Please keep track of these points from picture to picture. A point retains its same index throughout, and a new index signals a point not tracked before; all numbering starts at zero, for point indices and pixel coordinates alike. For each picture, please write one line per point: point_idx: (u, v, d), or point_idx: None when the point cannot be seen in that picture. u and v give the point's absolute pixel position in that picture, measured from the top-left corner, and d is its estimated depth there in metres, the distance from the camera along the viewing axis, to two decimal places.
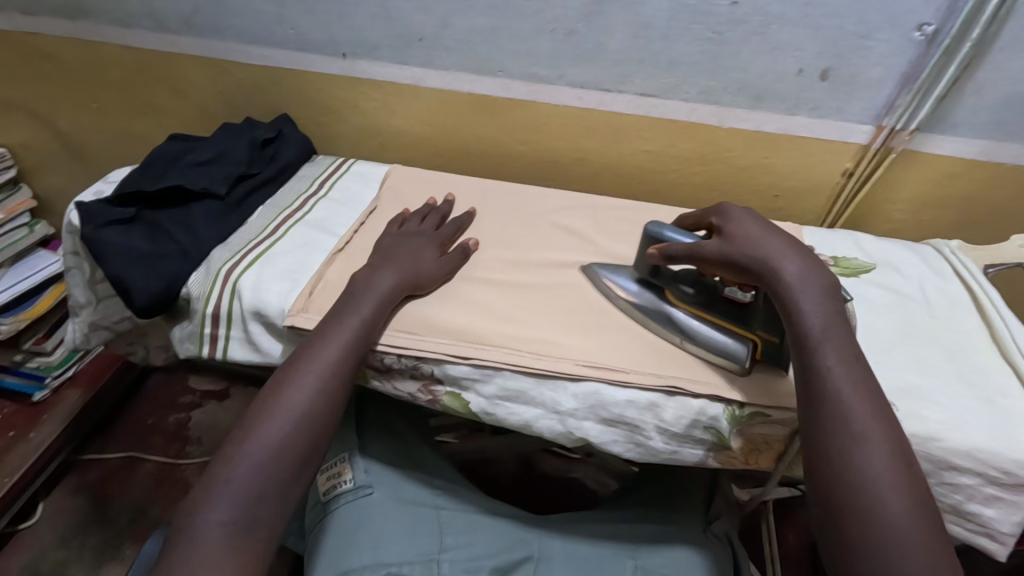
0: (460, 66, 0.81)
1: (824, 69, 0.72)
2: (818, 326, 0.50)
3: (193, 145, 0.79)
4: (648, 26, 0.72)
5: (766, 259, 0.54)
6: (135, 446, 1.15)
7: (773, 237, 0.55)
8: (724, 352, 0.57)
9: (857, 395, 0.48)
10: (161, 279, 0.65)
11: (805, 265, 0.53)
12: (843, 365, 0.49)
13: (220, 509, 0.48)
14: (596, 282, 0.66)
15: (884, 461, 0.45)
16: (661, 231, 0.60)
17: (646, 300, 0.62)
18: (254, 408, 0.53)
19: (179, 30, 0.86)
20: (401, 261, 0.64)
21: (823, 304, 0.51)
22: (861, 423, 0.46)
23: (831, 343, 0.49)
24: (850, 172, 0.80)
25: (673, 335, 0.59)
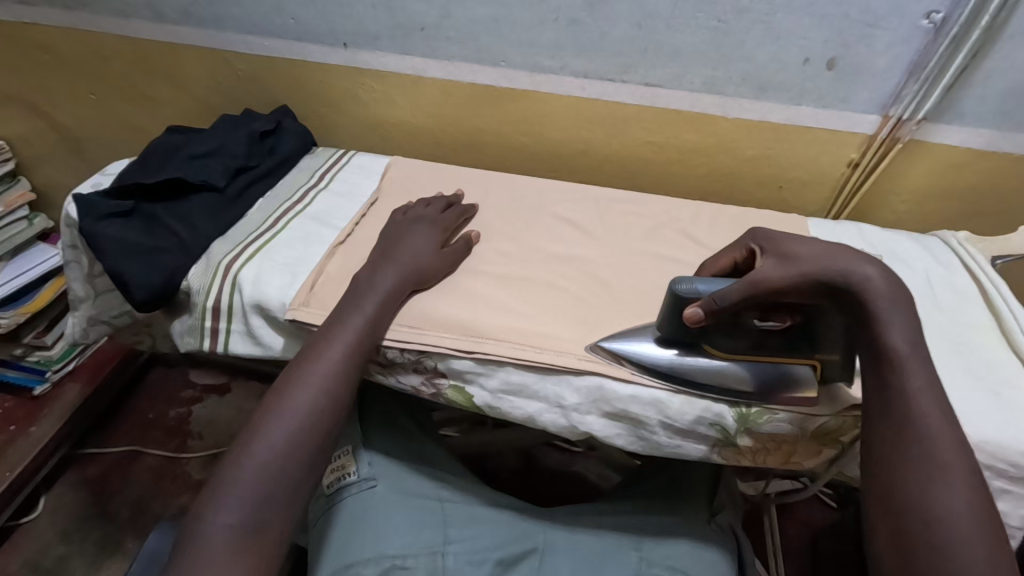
0: (462, 57, 0.80)
1: (830, 59, 0.71)
2: (903, 344, 0.47)
3: (191, 137, 0.78)
4: (652, 15, 0.71)
5: (844, 275, 0.49)
6: (136, 440, 1.15)
7: (845, 249, 0.51)
8: (796, 387, 0.54)
9: (936, 419, 0.46)
10: (160, 273, 0.64)
11: (883, 275, 0.49)
12: (927, 390, 0.47)
13: (227, 511, 0.48)
14: (608, 360, 0.57)
15: (961, 483, 0.44)
16: (698, 290, 0.53)
17: (688, 364, 0.55)
18: (263, 407, 0.53)
19: (177, 20, 0.85)
20: (403, 256, 0.63)
21: (908, 320, 0.48)
22: (944, 455, 0.45)
23: (917, 365, 0.47)
24: (855, 163, 0.79)
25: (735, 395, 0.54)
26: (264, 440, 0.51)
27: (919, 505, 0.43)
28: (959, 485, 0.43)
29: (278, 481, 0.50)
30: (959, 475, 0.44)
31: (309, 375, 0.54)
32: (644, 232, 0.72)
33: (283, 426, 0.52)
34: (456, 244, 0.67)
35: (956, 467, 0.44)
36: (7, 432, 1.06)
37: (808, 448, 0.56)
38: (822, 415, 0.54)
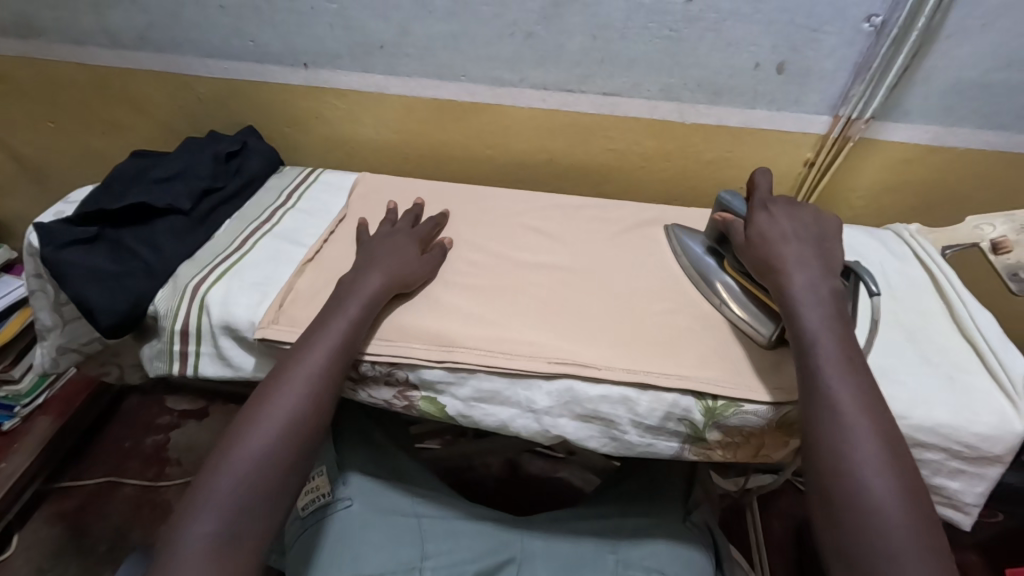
0: (424, 73, 0.81)
1: (779, 63, 0.73)
2: (817, 329, 0.51)
3: (155, 161, 0.78)
4: (607, 26, 0.73)
5: (778, 261, 0.56)
6: (113, 470, 1.12)
7: (792, 240, 0.58)
8: (755, 324, 0.60)
9: (849, 390, 0.49)
10: (127, 298, 0.64)
11: (811, 268, 0.56)
12: (839, 367, 0.50)
13: (205, 521, 0.48)
14: (668, 238, 0.72)
15: (877, 451, 0.46)
16: (729, 201, 0.65)
17: (704, 263, 0.67)
18: (240, 420, 0.53)
19: (136, 45, 0.85)
20: (385, 261, 0.64)
21: (819, 305, 0.53)
22: (855, 421, 0.47)
23: (828, 342, 0.51)
24: (811, 162, 0.82)
25: (715, 297, 0.64)
26: (241, 448, 0.51)
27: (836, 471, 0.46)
28: (872, 451, 0.46)
29: (257, 489, 0.50)
30: (877, 443, 0.47)
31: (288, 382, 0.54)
32: (609, 237, 0.74)
33: (263, 434, 0.52)
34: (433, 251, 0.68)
35: (875, 435, 0.47)
36: None
37: (776, 444, 0.57)
38: (787, 408, 0.55)
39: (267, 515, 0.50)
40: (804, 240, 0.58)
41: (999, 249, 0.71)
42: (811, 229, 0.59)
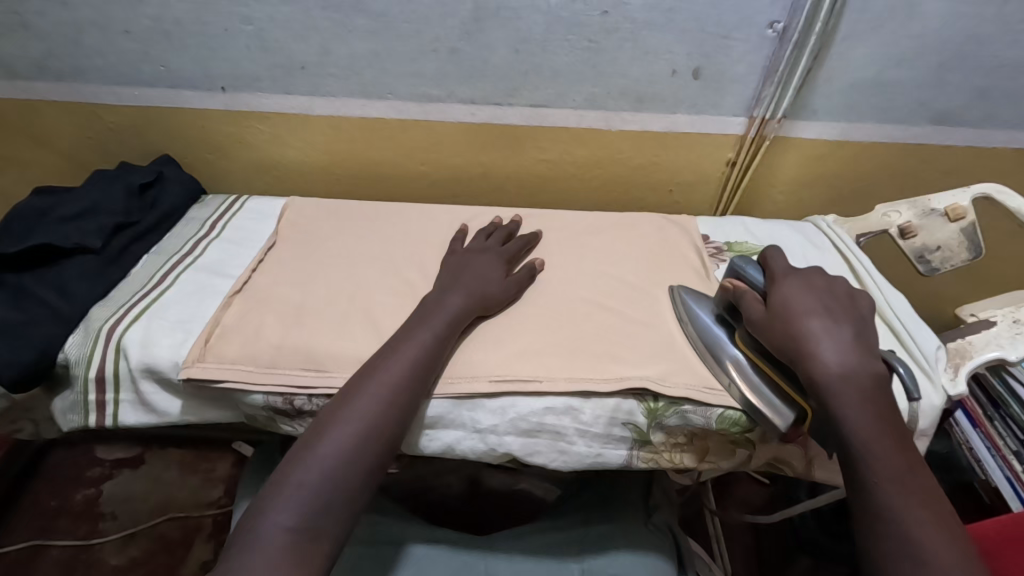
0: (348, 92, 0.80)
1: (695, 69, 0.76)
2: (868, 438, 0.48)
3: (60, 197, 0.73)
4: (527, 39, 0.74)
5: (805, 346, 0.53)
6: (37, 533, 1.04)
7: (815, 316, 0.55)
8: (772, 411, 0.54)
9: (917, 510, 0.45)
10: (30, 349, 0.58)
11: (846, 355, 0.52)
12: (899, 486, 0.46)
13: (285, 513, 0.46)
14: (673, 304, 0.65)
15: (917, 501, 0.45)
16: (744, 269, 0.61)
17: (712, 335, 0.60)
18: (317, 424, 0.52)
19: (32, 75, 0.80)
20: (469, 281, 0.64)
21: (871, 414, 0.49)
22: (927, 548, 0.44)
23: (881, 457, 0.47)
24: (733, 162, 0.86)
25: (723, 376, 0.57)
26: (327, 439, 0.50)
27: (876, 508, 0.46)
28: None
29: (336, 484, 0.48)
30: (938, 536, 0.44)
31: (371, 381, 0.53)
32: (547, 244, 0.74)
33: (345, 436, 0.50)
34: (519, 272, 0.67)
35: (908, 483, 0.46)
36: None
37: (719, 443, 0.58)
38: (725, 406, 0.56)
39: (339, 524, 0.48)
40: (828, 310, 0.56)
41: (906, 234, 0.75)
42: (834, 302, 0.57)
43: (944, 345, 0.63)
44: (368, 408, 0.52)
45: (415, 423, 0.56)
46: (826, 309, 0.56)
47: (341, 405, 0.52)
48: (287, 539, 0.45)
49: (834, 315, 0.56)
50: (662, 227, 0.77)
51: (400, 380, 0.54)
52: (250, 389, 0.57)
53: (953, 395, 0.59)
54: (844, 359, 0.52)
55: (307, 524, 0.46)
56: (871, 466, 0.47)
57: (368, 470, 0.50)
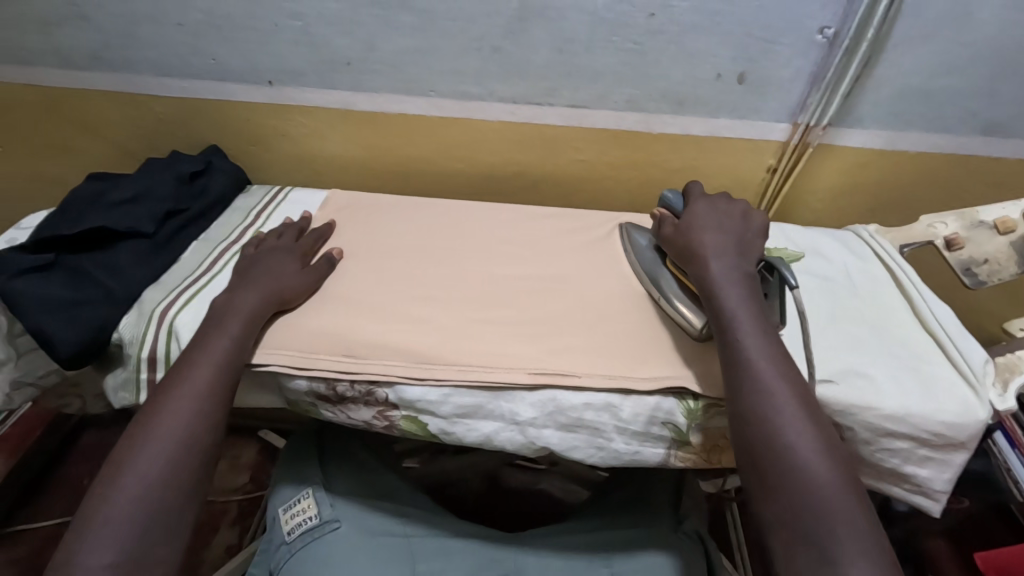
0: (391, 88, 0.81)
1: (740, 73, 0.75)
2: (735, 308, 0.56)
3: (113, 183, 0.75)
4: (571, 40, 0.74)
5: (697, 249, 0.61)
6: (73, 508, 1.15)
7: (709, 224, 0.64)
8: (686, 314, 0.61)
9: (769, 361, 0.53)
10: (86, 328, 0.60)
11: (724, 249, 0.61)
12: (759, 342, 0.54)
13: (103, 548, 0.46)
14: (621, 237, 0.74)
15: (769, 353, 0.54)
16: (669, 198, 0.69)
17: (648, 258, 0.69)
18: (145, 413, 0.53)
19: (88, 65, 0.82)
20: (261, 280, 0.62)
21: (740, 292, 0.58)
22: (775, 389, 0.52)
23: (745, 321, 0.55)
24: (773, 168, 0.85)
25: (655, 291, 0.65)
26: (157, 430, 0.51)
27: (809, 535, 0.46)
28: (790, 412, 0.51)
29: (146, 532, 0.48)
30: (781, 377, 0.52)
31: (199, 364, 0.55)
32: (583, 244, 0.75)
33: (183, 417, 0.52)
34: (319, 262, 0.67)
35: (768, 344, 0.54)
36: None
37: None
38: None
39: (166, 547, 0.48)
40: (724, 230, 0.63)
41: (952, 246, 0.73)
42: (730, 219, 0.65)
43: (992, 360, 0.62)
44: (196, 389, 0.54)
45: (457, 412, 0.57)
46: (720, 222, 0.64)
47: (165, 392, 0.53)
48: (138, 516, 0.48)
49: (728, 230, 0.64)
50: None
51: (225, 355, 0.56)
52: (294, 374, 0.58)
53: (1001, 409, 0.58)
54: (780, 375, 0.53)
55: (149, 507, 0.48)
56: (736, 331, 0.55)
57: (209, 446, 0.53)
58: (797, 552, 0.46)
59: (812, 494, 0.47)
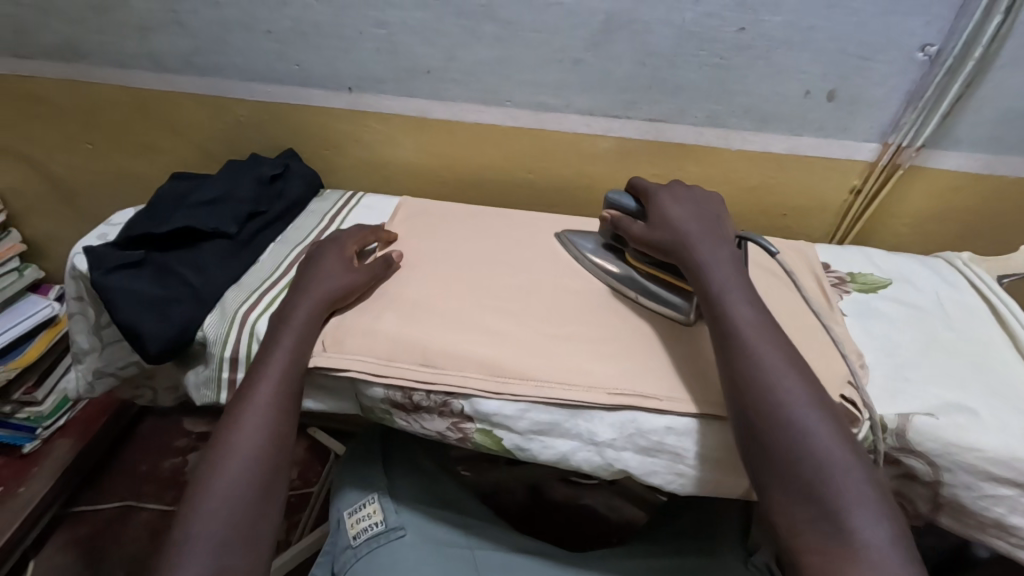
0: (468, 98, 0.81)
1: (830, 91, 0.73)
2: (722, 282, 0.57)
3: (198, 183, 0.77)
4: (655, 53, 0.73)
5: (677, 232, 0.62)
6: (129, 494, 1.19)
7: (690, 209, 0.65)
8: (673, 304, 0.63)
9: (758, 330, 0.54)
10: (174, 324, 0.62)
11: (705, 230, 0.62)
12: (749, 313, 0.55)
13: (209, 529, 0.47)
14: (564, 245, 0.74)
15: (761, 324, 0.54)
16: (617, 198, 0.68)
17: (607, 261, 0.70)
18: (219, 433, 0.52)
19: (178, 69, 0.85)
20: (318, 279, 0.63)
21: (728, 267, 0.58)
22: (767, 356, 0.52)
23: (732, 294, 0.56)
24: (858, 189, 0.81)
25: (629, 291, 0.66)
26: (250, 413, 0.53)
27: (814, 492, 0.45)
28: (788, 377, 0.50)
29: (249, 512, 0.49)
30: (772, 344, 0.53)
31: (264, 377, 0.54)
32: None
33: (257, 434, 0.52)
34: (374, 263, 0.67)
35: (758, 315, 0.55)
36: None
37: None
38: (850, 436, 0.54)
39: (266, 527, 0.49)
40: (702, 215, 0.64)
41: None
42: (705, 205, 0.66)
43: None
44: (266, 403, 0.53)
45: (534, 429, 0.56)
46: (696, 207, 0.65)
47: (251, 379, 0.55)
48: (237, 496, 0.49)
49: (707, 214, 0.64)
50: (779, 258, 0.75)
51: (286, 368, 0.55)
52: (372, 381, 0.58)
53: None
54: (773, 342, 0.53)
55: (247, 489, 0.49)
56: (725, 303, 0.55)
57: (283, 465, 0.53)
58: (799, 509, 0.46)
59: (813, 451, 0.47)
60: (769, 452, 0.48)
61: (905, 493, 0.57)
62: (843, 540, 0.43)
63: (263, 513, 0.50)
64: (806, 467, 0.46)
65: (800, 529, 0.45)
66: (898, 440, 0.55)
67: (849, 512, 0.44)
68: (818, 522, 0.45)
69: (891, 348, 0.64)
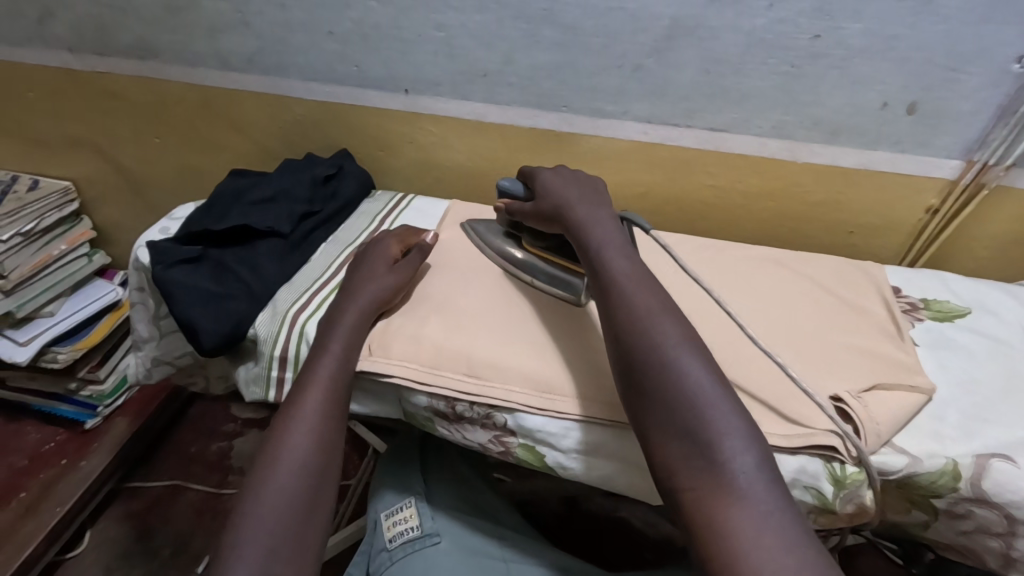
0: (523, 102, 0.80)
1: (910, 103, 0.69)
2: (601, 238, 0.57)
3: (255, 181, 0.79)
4: (722, 60, 0.70)
5: (561, 200, 0.62)
6: (179, 475, 1.24)
7: (575, 180, 0.65)
8: (565, 285, 0.64)
9: (634, 278, 0.53)
10: (228, 321, 0.64)
11: (587, 196, 0.62)
12: (625, 265, 0.54)
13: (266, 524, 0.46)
14: (468, 235, 0.75)
15: (636, 273, 0.53)
16: (507, 186, 0.69)
17: (504, 248, 0.71)
18: (270, 440, 0.52)
19: (242, 68, 0.87)
20: (364, 282, 0.63)
21: (607, 225, 0.58)
22: (642, 303, 0.51)
23: (609, 247, 0.56)
24: (935, 209, 0.76)
25: (525, 275, 0.67)
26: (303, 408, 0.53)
27: (686, 426, 0.44)
28: (661, 320, 0.49)
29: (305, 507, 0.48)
30: (646, 291, 0.52)
31: (314, 384, 0.54)
32: (711, 278, 0.71)
33: (307, 440, 0.51)
34: (412, 254, 0.67)
35: (633, 265, 0.54)
36: (59, 465, 1.15)
37: (895, 498, 0.54)
38: (916, 471, 0.52)
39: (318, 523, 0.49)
40: (583, 184, 0.64)
41: None
42: (590, 177, 0.66)
43: None
44: (315, 409, 0.53)
45: (579, 447, 0.55)
46: (580, 178, 0.65)
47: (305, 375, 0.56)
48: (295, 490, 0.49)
49: (590, 183, 0.64)
50: (845, 280, 0.71)
51: (334, 373, 0.55)
52: (416, 389, 0.58)
53: None
54: (647, 290, 0.52)
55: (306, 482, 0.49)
56: (602, 256, 0.55)
57: (332, 474, 0.52)
58: (674, 447, 0.44)
59: (684, 388, 0.45)
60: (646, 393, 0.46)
61: (975, 544, 0.53)
62: (716, 473, 0.42)
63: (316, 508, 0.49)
64: (678, 403, 0.45)
65: (678, 467, 0.43)
66: (974, 490, 0.51)
67: (719, 443, 0.43)
68: (691, 456, 0.43)
69: (970, 386, 0.59)
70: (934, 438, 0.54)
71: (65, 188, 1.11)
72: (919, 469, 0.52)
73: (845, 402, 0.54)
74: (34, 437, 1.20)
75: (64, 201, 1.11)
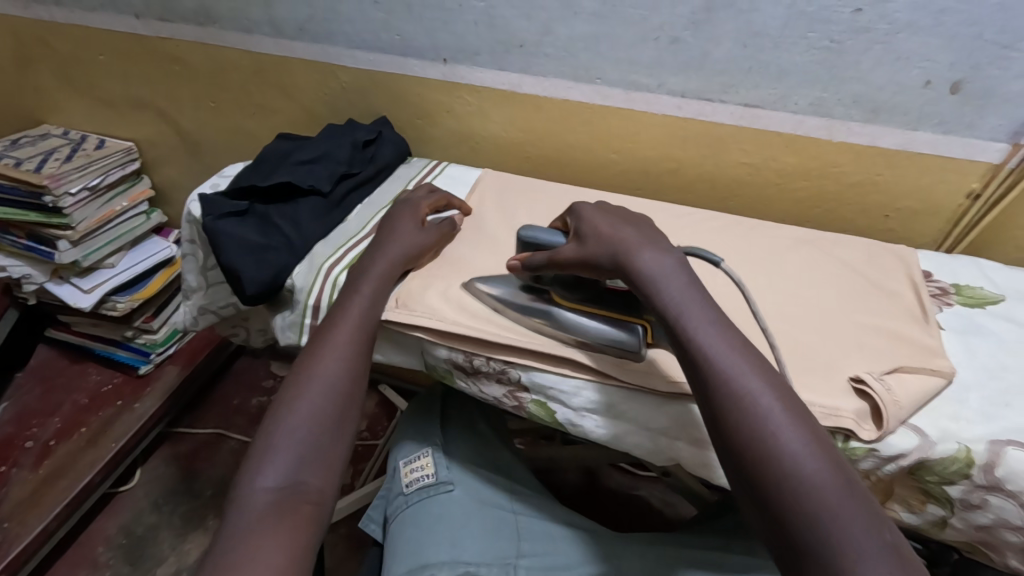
0: (560, 73, 0.81)
1: (956, 82, 0.67)
2: (679, 299, 0.50)
3: (302, 144, 0.83)
4: (761, 33, 0.70)
5: (619, 247, 0.55)
6: (221, 423, 1.32)
7: (630, 222, 0.58)
8: (616, 340, 0.56)
9: (729, 352, 0.47)
10: (269, 270, 0.68)
11: (646, 239, 0.56)
12: (716, 332, 0.48)
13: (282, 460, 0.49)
14: (476, 295, 0.62)
15: (732, 344, 0.48)
16: (536, 234, 0.62)
17: (534, 305, 0.60)
18: (298, 372, 0.55)
19: (293, 36, 0.91)
20: (390, 236, 0.66)
21: (683, 283, 0.52)
22: (744, 384, 0.45)
23: (691, 311, 0.50)
24: (977, 194, 0.74)
25: (571, 336, 0.58)
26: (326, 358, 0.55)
27: (811, 545, 0.39)
28: (767, 405, 0.44)
29: (319, 446, 0.50)
30: (745, 365, 0.46)
31: (345, 319, 0.58)
32: (735, 254, 0.71)
33: (332, 374, 0.55)
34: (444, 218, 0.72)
35: (723, 331, 0.49)
36: (115, 405, 1.24)
37: (908, 489, 0.53)
38: (925, 456, 0.50)
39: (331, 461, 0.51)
40: (635, 224, 0.58)
41: None
42: (633, 215, 0.60)
43: None
44: (336, 357, 0.56)
45: (588, 407, 0.57)
46: (623, 216, 0.59)
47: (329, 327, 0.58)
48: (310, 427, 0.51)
49: (639, 223, 0.58)
50: (875, 262, 0.70)
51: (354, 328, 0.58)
52: (439, 343, 0.60)
53: None
54: (750, 372, 0.46)
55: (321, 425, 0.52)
56: (686, 326, 0.49)
57: (353, 411, 0.54)
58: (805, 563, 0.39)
59: (807, 499, 0.40)
60: (762, 502, 0.42)
61: (992, 537, 0.52)
62: None
63: (329, 450, 0.51)
64: (798, 518, 0.40)
65: None
66: (986, 477, 0.50)
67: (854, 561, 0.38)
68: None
69: (996, 371, 0.58)
70: (952, 419, 0.53)
71: (128, 148, 1.18)
72: (930, 453, 0.50)
73: (867, 383, 0.53)
74: (95, 378, 1.30)
75: (127, 160, 1.19)
